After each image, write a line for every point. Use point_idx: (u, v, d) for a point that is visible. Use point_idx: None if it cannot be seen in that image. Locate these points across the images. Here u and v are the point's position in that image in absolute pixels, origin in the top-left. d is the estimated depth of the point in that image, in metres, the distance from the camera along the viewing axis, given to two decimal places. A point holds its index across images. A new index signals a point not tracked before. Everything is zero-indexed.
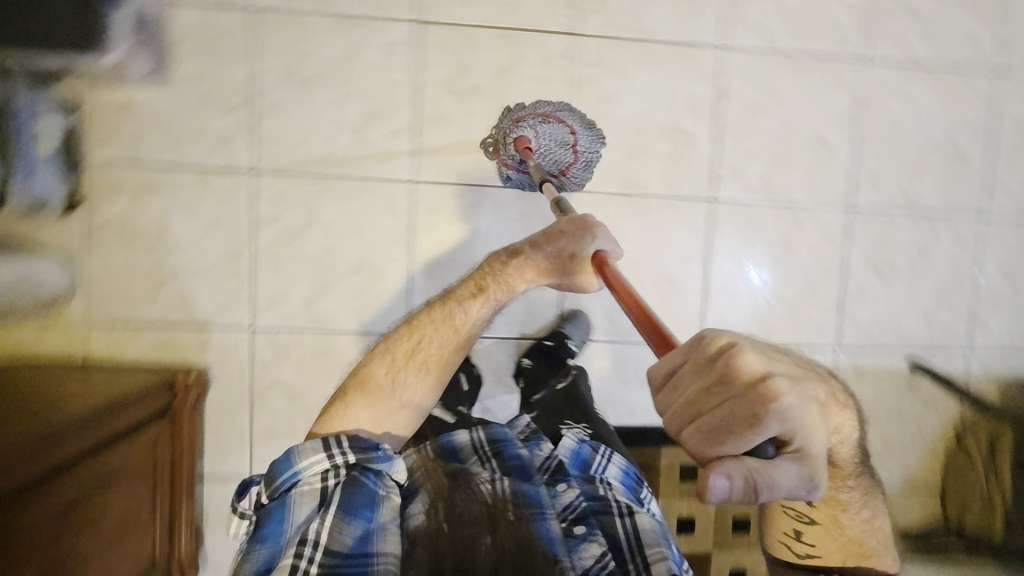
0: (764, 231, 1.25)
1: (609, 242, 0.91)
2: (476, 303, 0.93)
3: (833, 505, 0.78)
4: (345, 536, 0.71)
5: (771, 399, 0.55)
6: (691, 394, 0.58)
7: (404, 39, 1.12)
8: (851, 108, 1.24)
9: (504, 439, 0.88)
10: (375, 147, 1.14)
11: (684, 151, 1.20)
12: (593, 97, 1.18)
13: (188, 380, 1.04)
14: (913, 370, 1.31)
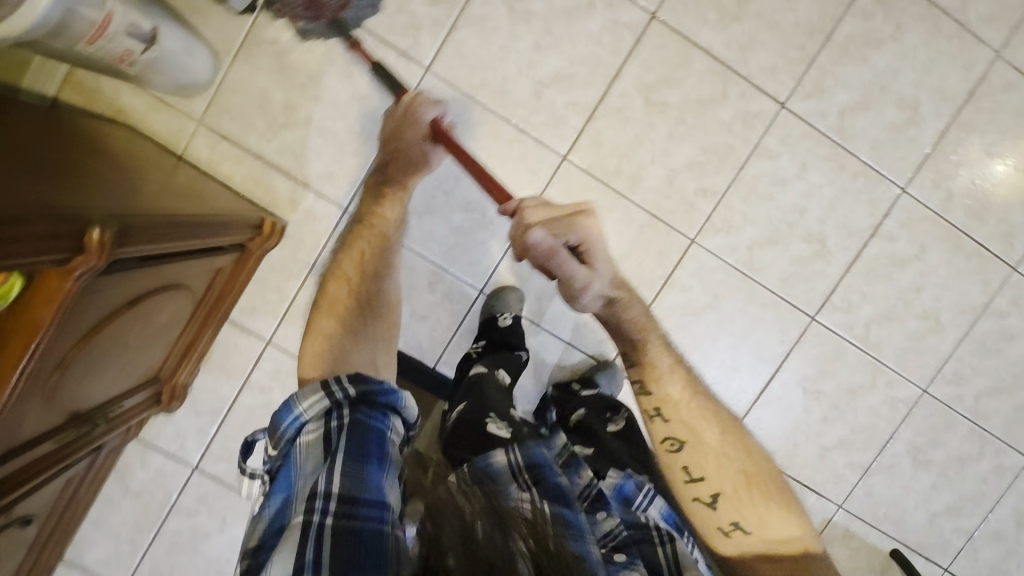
0: (838, 371, 1.25)
1: (430, 101, 0.97)
2: (387, 204, 1.05)
3: (679, 411, 0.89)
4: (360, 485, 0.64)
5: (580, 220, 0.89)
6: (546, 207, 0.88)
7: (621, 37, 1.10)
8: (977, 295, 1.24)
9: (543, 464, 0.77)
10: (548, 112, 1.12)
11: (817, 263, 1.20)
12: (764, 170, 1.16)
13: (277, 229, 1.03)
14: (891, 558, 1.33)
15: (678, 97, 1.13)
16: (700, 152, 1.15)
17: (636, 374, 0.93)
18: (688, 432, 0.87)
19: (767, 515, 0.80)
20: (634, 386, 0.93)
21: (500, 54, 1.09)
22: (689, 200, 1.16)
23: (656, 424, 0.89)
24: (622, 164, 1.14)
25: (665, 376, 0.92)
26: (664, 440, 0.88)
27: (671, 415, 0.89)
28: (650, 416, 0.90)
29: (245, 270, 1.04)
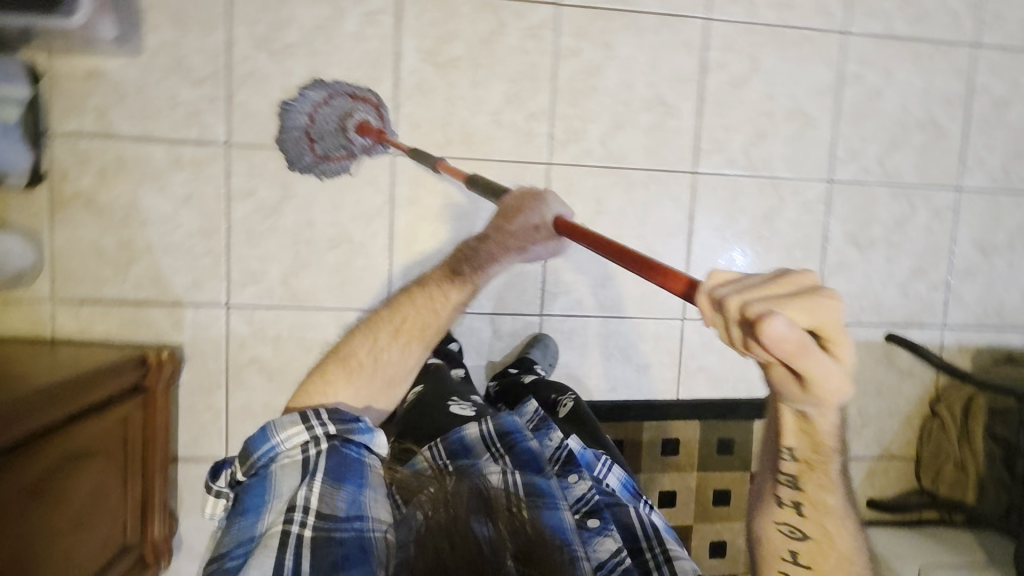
0: (746, 204, 1.25)
1: (563, 208, 0.89)
2: (454, 289, 0.91)
3: (825, 516, 0.66)
4: (337, 502, 0.68)
5: (824, 305, 0.50)
6: (760, 287, 0.51)
7: (383, 23, 1.11)
8: (827, 72, 1.25)
9: (514, 432, 0.88)
10: (359, 122, 1.13)
11: (671, 121, 1.21)
12: (576, 69, 1.17)
13: (170, 360, 1.02)
14: (889, 342, 1.32)
15: (464, 48, 1.14)
16: (510, 83, 1.16)
17: (791, 467, 0.64)
18: (817, 527, 0.66)
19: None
20: (783, 480, 0.66)
21: (285, 95, 1.10)
22: (526, 129, 1.17)
23: (785, 507, 0.67)
24: (449, 131, 1.15)
25: (835, 477, 0.64)
26: (782, 524, 0.68)
27: (812, 514, 0.66)
28: (782, 504, 0.67)
29: (157, 412, 1.02)
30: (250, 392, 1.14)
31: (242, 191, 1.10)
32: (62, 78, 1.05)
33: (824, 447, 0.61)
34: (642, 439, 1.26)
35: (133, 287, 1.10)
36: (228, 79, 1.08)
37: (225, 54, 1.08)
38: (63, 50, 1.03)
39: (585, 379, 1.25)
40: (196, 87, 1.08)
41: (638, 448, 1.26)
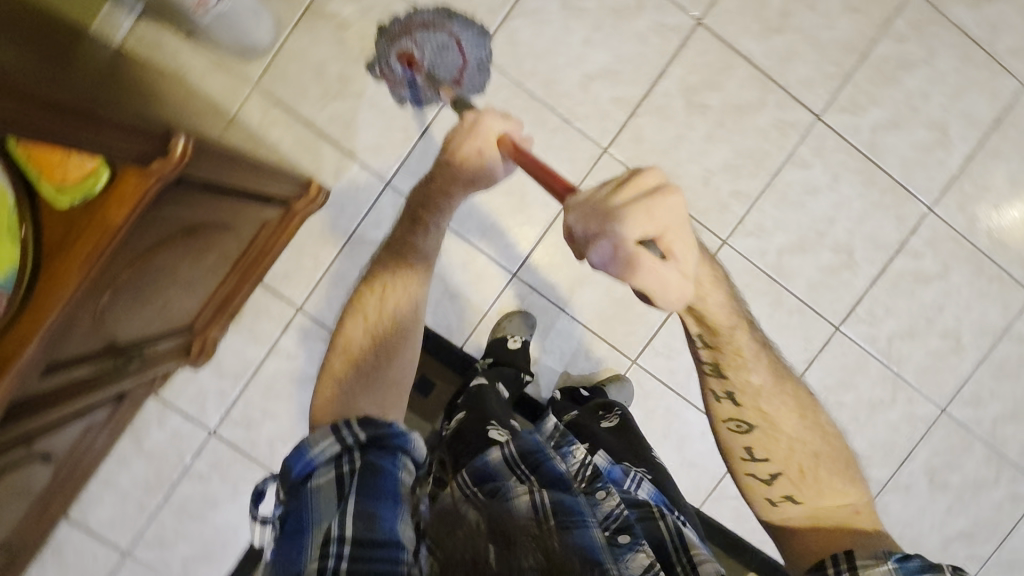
0: (862, 386, 1.26)
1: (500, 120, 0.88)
2: (415, 231, 0.91)
3: (757, 397, 0.81)
4: (374, 523, 0.57)
5: (652, 208, 0.68)
6: (603, 195, 0.70)
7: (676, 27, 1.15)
8: (998, 324, 1.26)
9: (539, 450, 0.83)
10: (594, 102, 1.17)
11: (842, 271, 1.22)
12: (797, 179, 1.20)
13: (322, 194, 1.04)
14: None
15: (719, 101, 1.17)
16: (738, 155, 1.19)
17: (706, 357, 0.83)
18: (767, 449, 0.80)
19: (835, 500, 0.76)
20: (703, 366, 0.83)
21: (550, 43, 1.15)
22: (723, 200, 1.20)
23: (721, 398, 0.83)
24: (660, 161, 1.18)
25: (744, 360, 0.81)
26: (728, 420, 0.82)
27: (744, 400, 0.81)
28: (717, 397, 0.83)
29: (288, 230, 1.04)
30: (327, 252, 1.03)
31: None
32: (328, 37, 1.12)
33: (719, 327, 0.80)
34: None
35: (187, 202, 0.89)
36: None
37: None
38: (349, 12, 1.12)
39: None
40: None
41: None
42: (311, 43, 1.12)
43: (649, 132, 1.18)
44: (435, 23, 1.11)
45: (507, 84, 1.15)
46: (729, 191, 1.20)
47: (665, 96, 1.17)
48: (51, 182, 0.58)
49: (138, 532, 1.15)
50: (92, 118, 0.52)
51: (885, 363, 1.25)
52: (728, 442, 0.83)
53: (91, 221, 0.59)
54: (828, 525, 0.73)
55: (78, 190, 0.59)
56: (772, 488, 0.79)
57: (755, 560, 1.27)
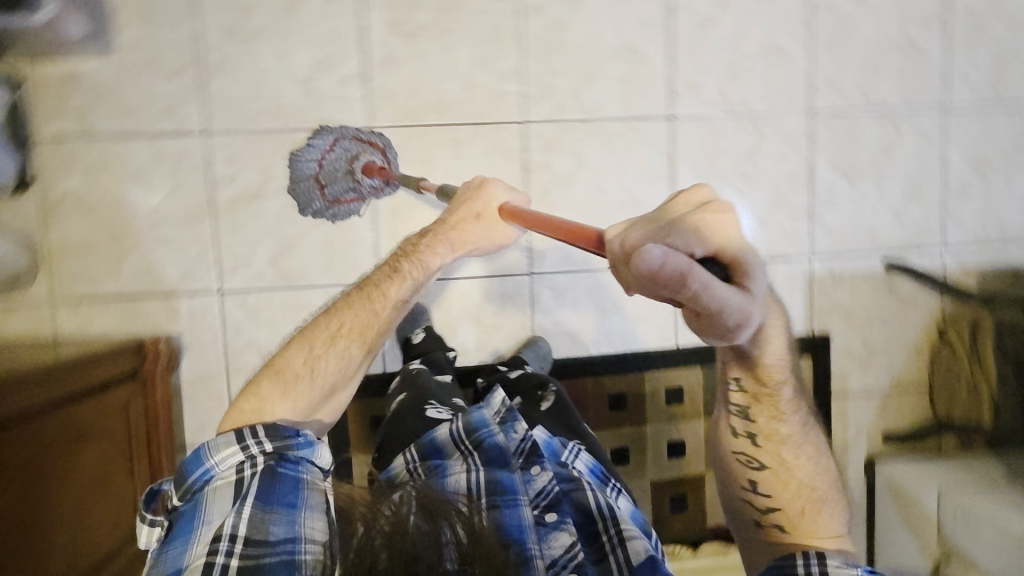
0: (731, 146, 1.24)
1: (511, 197, 0.98)
2: (393, 284, 0.94)
3: (781, 444, 0.79)
4: (269, 527, 0.71)
5: (721, 226, 0.55)
6: (648, 215, 0.57)
7: None
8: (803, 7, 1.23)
9: (481, 427, 0.92)
10: (329, 95, 1.14)
11: (639, 69, 1.21)
12: (542, 24, 1.17)
13: (159, 347, 1.06)
14: (888, 271, 1.30)
15: (427, 13, 1.14)
16: (479, 45, 1.16)
17: (739, 399, 0.78)
18: (771, 487, 0.81)
19: (825, 532, 0.79)
20: (732, 407, 0.80)
21: (254, 75, 1.11)
22: (497, 89, 1.17)
23: (738, 434, 0.80)
24: (422, 99, 1.16)
25: (782, 408, 0.78)
26: (738, 453, 0.82)
27: (765, 443, 0.79)
28: (735, 433, 0.80)
29: (159, 394, 1.06)
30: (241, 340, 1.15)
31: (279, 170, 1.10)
32: (76, 217, 1.11)
33: (766, 374, 0.76)
34: (646, 390, 1.26)
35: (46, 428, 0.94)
36: (202, 60, 1.10)
37: (196, 38, 1.09)
38: (75, 185, 1.10)
39: (583, 333, 1.25)
40: (168, 78, 1.10)
41: (644, 398, 1.26)
42: (67, 232, 1.11)
43: (394, 83, 1.15)
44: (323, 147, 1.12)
45: (246, 139, 1.12)
46: (497, 79, 1.17)
47: (382, 44, 1.14)
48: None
49: None
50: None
51: (734, 113, 1.24)
52: (731, 472, 0.84)
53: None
54: (801, 547, 0.79)
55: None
56: (764, 515, 0.82)
57: None
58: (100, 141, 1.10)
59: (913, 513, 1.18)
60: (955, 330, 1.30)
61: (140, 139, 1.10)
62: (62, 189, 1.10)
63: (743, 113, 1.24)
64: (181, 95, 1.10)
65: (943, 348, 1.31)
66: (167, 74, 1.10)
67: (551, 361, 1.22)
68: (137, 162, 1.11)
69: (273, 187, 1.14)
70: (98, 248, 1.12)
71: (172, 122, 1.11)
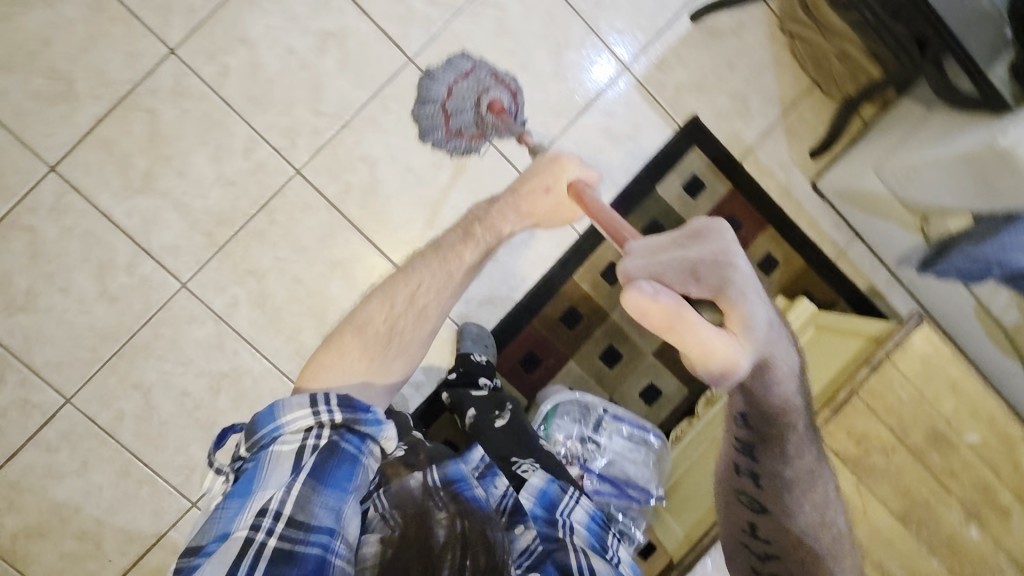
0: (481, 38, 1.17)
1: (578, 170, 0.87)
2: (466, 248, 0.90)
3: (789, 487, 0.66)
4: (313, 509, 0.66)
5: (724, 266, 0.55)
6: (658, 247, 0.57)
7: (57, 192, 1.09)
8: None
9: (459, 480, 0.74)
10: (131, 286, 1.12)
11: (349, 44, 1.14)
12: (240, 82, 1.12)
13: None
14: (699, 20, 1.22)
15: (145, 156, 1.10)
16: (207, 143, 1.12)
17: (747, 434, 0.64)
18: (772, 532, 0.67)
19: None
20: (737, 433, 0.65)
21: (63, 323, 1.10)
22: (253, 165, 1.13)
23: (739, 471, 0.67)
24: (204, 226, 1.12)
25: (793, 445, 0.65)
26: (740, 495, 0.68)
27: (767, 481, 0.66)
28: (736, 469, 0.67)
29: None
30: None
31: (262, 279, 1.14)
32: (34, 547, 1.12)
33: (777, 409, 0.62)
34: (587, 289, 1.22)
35: None
36: (14, 348, 1.09)
37: None
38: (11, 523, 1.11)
39: (499, 288, 1.21)
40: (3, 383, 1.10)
41: (591, 298, 1.22)
42: (39, 563, 1.12)
43: (172, 233, 1.12)
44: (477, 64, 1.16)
45: (102, 376, 1.12)
46: (246, 157, 1.13)
47: (134, 212, 1.11)
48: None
49: None
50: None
51: (459, 10, 1.17)
52: (730, 510, 0.69)
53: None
54: None
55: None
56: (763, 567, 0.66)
57: (644, 180, 1.22)
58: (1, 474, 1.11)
59: (869, 201, 1.13)
60: (795, 19, 1.21)
61: (27, 446, 1.11)
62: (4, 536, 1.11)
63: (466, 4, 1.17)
64: (24, 387, 1.10)
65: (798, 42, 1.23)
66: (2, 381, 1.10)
67: (491, 335, 1.19)
68: (41, 465, 1.11)
69: (156, 392, 1.13)
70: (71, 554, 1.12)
71: (37, 413, 1.11)
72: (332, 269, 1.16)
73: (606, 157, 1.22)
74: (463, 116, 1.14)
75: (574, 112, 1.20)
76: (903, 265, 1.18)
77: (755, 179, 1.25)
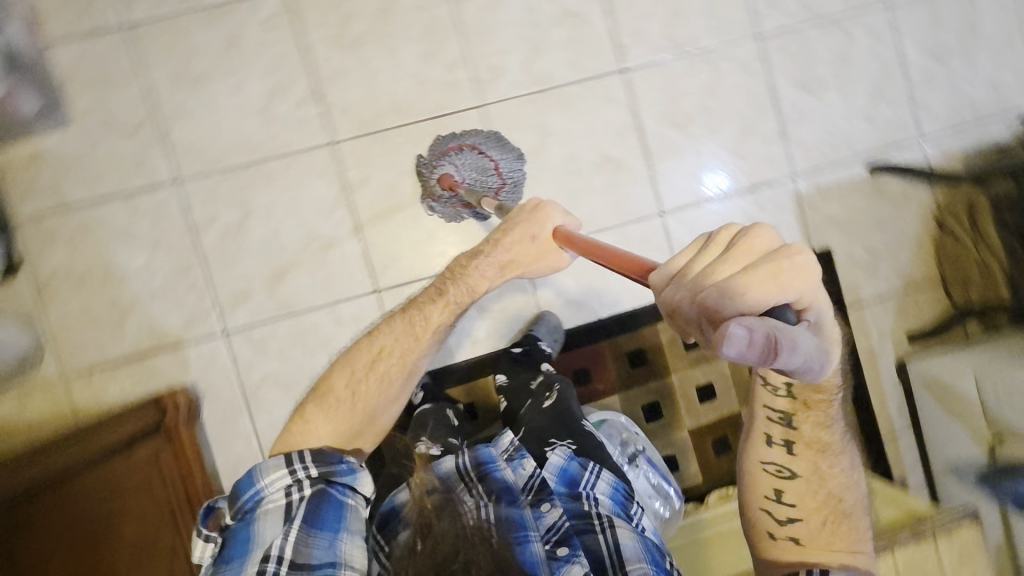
0: (690, 85, 1.25)
1: (564, 218, 0.90)
2: (436, 309, 0.90)
3: (819, 448, 0.75)
4: (312, 549, 0.71)
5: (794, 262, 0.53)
6: (700, 258, 0.56)
7: (277, 11, 1.16)
8: None
9: (489, 462, 0.85)
10: (288, 120, 1.17)
11: (582, 29, 1.22)
12: (477, 8, 1.19)
13: (177, 397, 1.09)
14: (873, 174, 1.30)
15: (366, 23, 1.17)
16: (421, 42, 1.18)
17: (788, 406, 0.73)
18: (795, 496, 0.76)
19: (835, 554, 0.74)
20: (773, 411, 0.74)
21: (214, 118, 1.15)
22: (448, 80, 1.19)
23: (773, 443, 0.76)
24: (377, 105, 1.18)
25: (827, 413, 0.74)
26: (770, 464, 0.77)
27: (797, 447, 0.75)
28: (770, 442, 0.76)
29: (187, 442, 1.09)
30: (249, 359, 1.16)
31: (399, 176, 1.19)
32: (68, 289, 1.13)
33: (825, 385, 0.71)
34: (663, 342, 1.24)
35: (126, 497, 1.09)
36: (162, 114, 1.15)
37: (153, 95, 1.14)
38: (64, 258, 1.13)
39: (589, 298, 1.24)
40: (133, 138, 1.14)
41: (662, 350, 1.24)
42: (63, 306, 1.13)
43: (348, 97, 1.17)
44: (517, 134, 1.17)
45: (218, 178, 1.16)
46: (446, 70, 1.19)
47: (328, 61, 1.17)
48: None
49: None
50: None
51: (684, 53, 1.25)
52: (756, 480, 0.78)
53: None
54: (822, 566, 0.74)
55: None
56: (782, 527, 0.77)
57: None
58: (81, 212, 1.14)
59: (953, 400, 1.17)
60: (954, 217, 1.29)
61: (118, 200, 1.14)
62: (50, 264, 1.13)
63: (692, 51, 1.25)
64: (149, 151, 1.15)
65: (946, 237, 1.31)
66: (133, 135, 1.14)
67: (564, 333, 1.22)
68: (120, 224, 1.14)
69: (253, 219, 1.17)
70: (96, 315, 1.14)
71: (143, 177, 1.14)
72: (461, 201, 1.21)
73: None
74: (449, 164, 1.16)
75: (729, 188, 1.27)
76: (952, 473, 1.22)
77: (851, 331, 1.30)
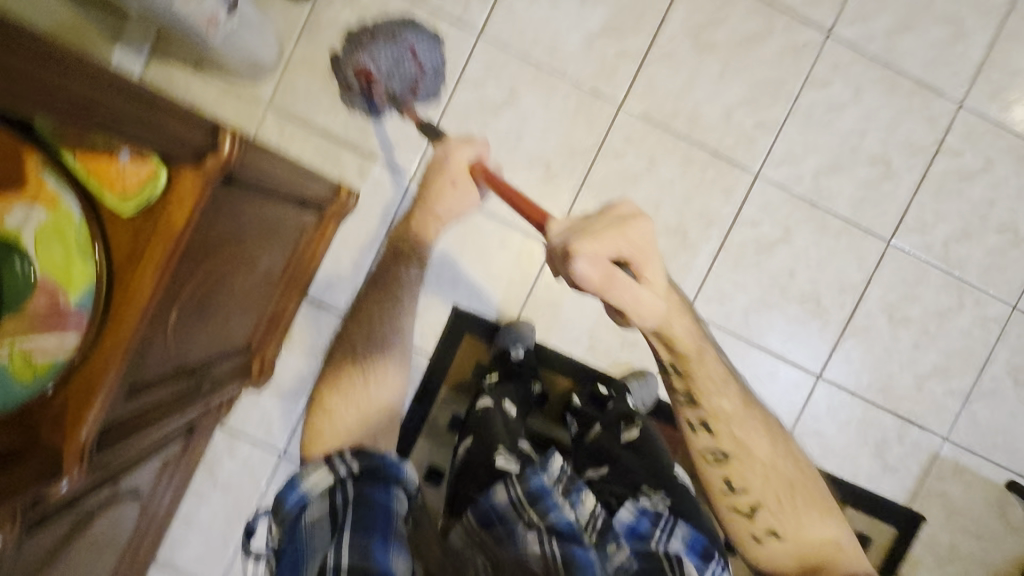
0: (929, 298, 1.21)
1: (478, 147, 0.88)
2: (400, 264, 0.89)
3: (730, 423, 0.79)
4: (362, 547, 0.55)
5: (636, 226, 0.69)
6: (580, 222, 0.70)
7: None
8: None
9: (544, 493, 0.73)
10: (602, 59, 1.15)
11: (885, 183, 1.19)
12: (819, 98, 1.17)
13: (352, 196, 1.05)
14: (1010, 490, 1.25)
15: (726, 37, 1.16)
16: (755, 87, 1.17)
17: (682, 385, 0.80)
18: (744, 479, 0.77)
19: (813, 529, 0.75)
20: (678, 396, 0.81)
21: (549, 8, 1.14)
22: (749, 133, 1.17)
23: (695, 431, 0.80)
24: (678, 106, 1.16)
25: (714, 385, 0.80)
26: (705, 451, 0.79)
27: (718, 428, 0.78)
28: (693, 428, 0.80)
29: (324, 237, 1.05)
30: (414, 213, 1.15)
31: (647, 172, 1.17)
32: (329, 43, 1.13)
33: (685, 348, 0.78)
34: None
35: (244, 257, 0.79)
36: None
37: None
38: (346, 19, 1.13)
39: None
40: None
41: None
42: (313, 52, 1.13)
43: (662, 80, 1.16)
44: (394, 38, 1.09)
45: (512, 56, 1.15)
46: (753, 124, 1.17)
47: (672, 40, 1.15)
48: (111, 194, 0.56)
49: (227, 567, 1.16)
50: (151, 105, 0.50)
51: (946, 270, 1.21)
52: (703, 476, 0.80)
53: (121, 296, 0.58)
54: (816, 558, 0.73)
55: (48, 362, 0.56)
56: (756, 525, 0.76)
57: (849, 493, 1.22)
58: None
59: None
60: None
61: (424, 9, 1.13)
62: (331, 13, 1.13)
63: (952, 274, 1.21)
64: None
65: None
66: None
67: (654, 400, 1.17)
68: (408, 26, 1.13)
69: (510, 110, 1.16)
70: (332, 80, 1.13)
71: (455, 6, 1.14)
72: (676, 232, 1.18)
73: (856, 451, 1.23)
74: (348, 68, 1.11)
75: (887, 405, 1.23)
76: None
77: None
